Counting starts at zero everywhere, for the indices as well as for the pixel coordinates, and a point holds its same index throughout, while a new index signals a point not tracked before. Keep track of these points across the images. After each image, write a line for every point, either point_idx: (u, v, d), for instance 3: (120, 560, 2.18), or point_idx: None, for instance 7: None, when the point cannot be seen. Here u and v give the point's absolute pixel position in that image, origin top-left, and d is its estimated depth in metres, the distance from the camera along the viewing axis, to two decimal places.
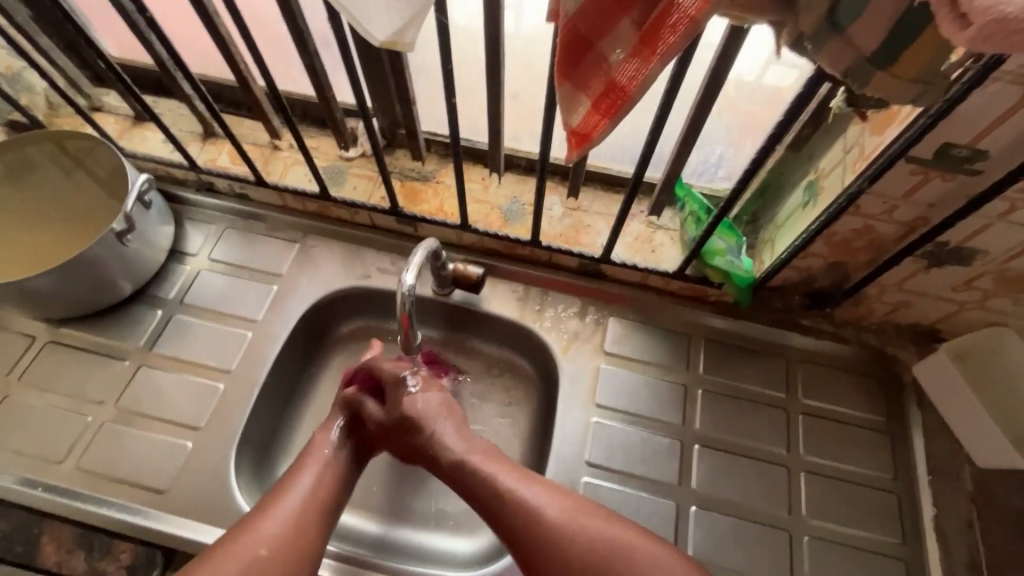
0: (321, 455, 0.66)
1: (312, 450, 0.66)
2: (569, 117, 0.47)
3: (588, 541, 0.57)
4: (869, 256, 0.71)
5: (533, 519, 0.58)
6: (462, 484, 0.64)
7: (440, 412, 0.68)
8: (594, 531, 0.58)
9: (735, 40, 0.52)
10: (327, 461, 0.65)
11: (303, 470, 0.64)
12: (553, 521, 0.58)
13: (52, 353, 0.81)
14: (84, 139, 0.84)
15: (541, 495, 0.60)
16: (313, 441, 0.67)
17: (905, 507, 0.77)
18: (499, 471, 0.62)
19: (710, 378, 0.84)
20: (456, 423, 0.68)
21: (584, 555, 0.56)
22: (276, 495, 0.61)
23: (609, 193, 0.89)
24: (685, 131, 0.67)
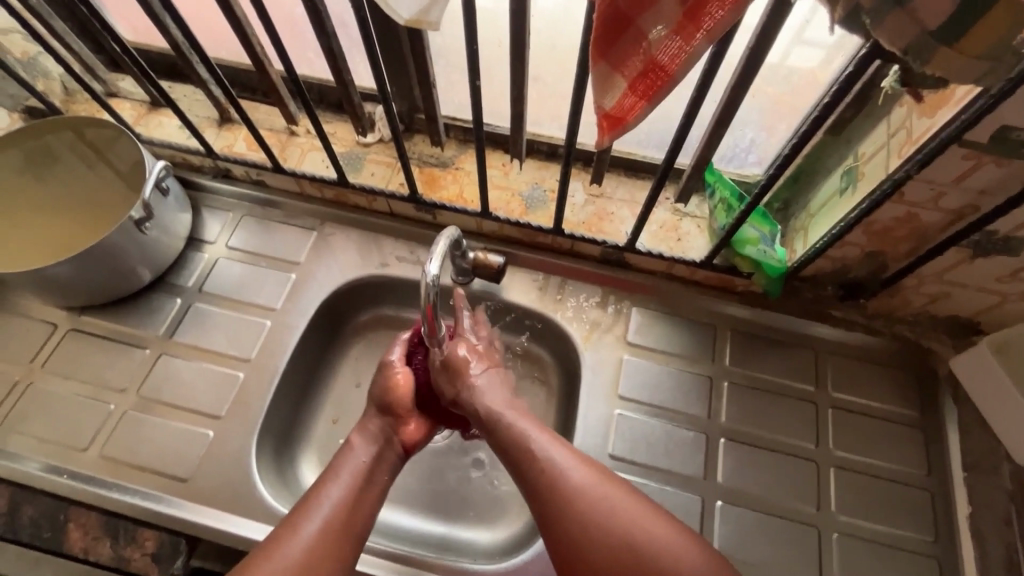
0: (353, 463, 0.65)
1: (347, 459, 0.65)
2: (601, 99, 0.45)
3: (609, 523, 0.55)
4: (909, 246, 0.67)
5: (561, 493, 0.57)
6: (495, 441, 0.65)
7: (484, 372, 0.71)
8: (611, 505, 0.56)
9: (778, 17, 0.48)
10: (358, 469, 0.64)
11: (333, 481, 0.62)
12: (573, 494, 0.57)
13: (73, 340, 0.81)
14: (100, 123, 0.83)
15: (562, 458, 0.60)
16: (347, 448, 0.67)
17: (937, 506, 0.74)
18: (532, 431, 0.63)
19: (737, 370, 0.81)
20: (497, 379, 0.72)
21: (606, 537, 0.55)
22: (303, 508, 0.59)
23: (633, 180, 0.87)
24: (717, 116, 0.63)
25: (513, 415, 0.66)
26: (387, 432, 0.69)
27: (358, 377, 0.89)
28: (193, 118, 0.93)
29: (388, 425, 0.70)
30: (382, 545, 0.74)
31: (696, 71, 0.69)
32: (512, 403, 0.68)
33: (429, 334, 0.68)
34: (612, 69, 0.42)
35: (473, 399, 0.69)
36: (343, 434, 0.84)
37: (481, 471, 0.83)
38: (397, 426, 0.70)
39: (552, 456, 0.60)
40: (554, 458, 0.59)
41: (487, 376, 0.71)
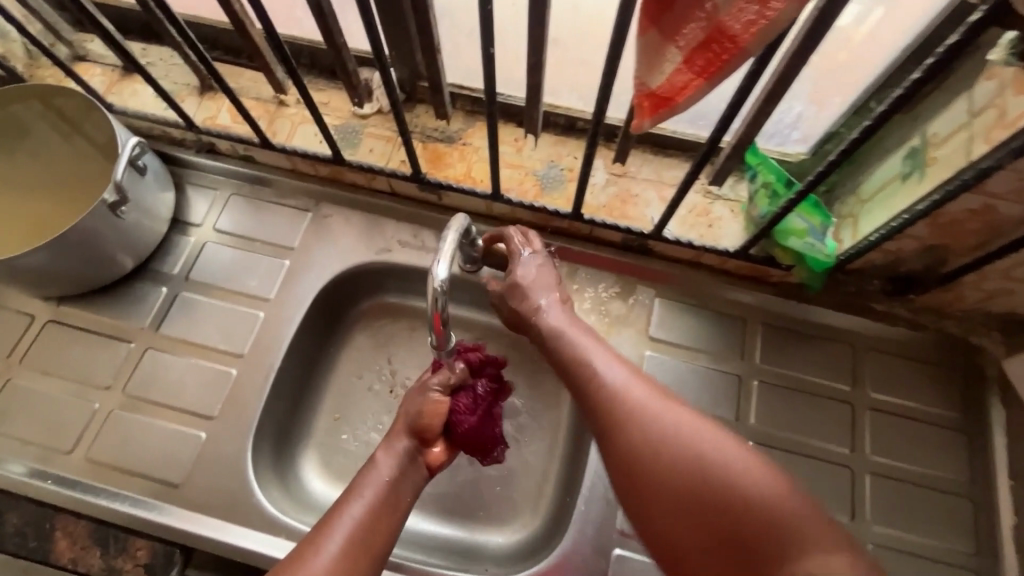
0: (378, 483, 0.57)
1: (367, 479, 0.57)
2: (647, 74, 0.37)
3: (670, 449, 0.46)
4: (977, 241, 0.60)
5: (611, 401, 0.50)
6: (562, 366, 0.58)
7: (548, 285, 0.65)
8: (678, 429, 0.47)
9: None
10: (383, 489, 0.57)
11: (356, 498, 0.55)
12: (634, 426, 0.48)
13: (53, 333, 0.75)
14: (66, 91, 0.75)
15: (620, 377, 0.52)
16: (372, 464, 0.59)
17: (980, 516, 0.70)
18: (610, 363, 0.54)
19: (767, 368, 0.75)
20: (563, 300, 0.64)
21: (668, 458, 0.46)
22: (322, 529, 0.53)
23: (660, 157, 0.78)
24: (768, 89, 0.54)
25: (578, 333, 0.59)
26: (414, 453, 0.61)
27: (360, 369, 0.82)
28: (171, 85, 0.84)
29: (409, 445, 0.61)
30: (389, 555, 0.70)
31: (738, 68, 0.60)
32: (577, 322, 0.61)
33: (438, 345, 0.60)
34: (664, 37, 0.34)
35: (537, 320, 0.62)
36: (346, 429, 0.79)
37: (494, 472, 0.78)
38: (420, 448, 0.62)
39: (612, 378, 0.52)
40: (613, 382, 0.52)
41: (546, 288, 0.64)
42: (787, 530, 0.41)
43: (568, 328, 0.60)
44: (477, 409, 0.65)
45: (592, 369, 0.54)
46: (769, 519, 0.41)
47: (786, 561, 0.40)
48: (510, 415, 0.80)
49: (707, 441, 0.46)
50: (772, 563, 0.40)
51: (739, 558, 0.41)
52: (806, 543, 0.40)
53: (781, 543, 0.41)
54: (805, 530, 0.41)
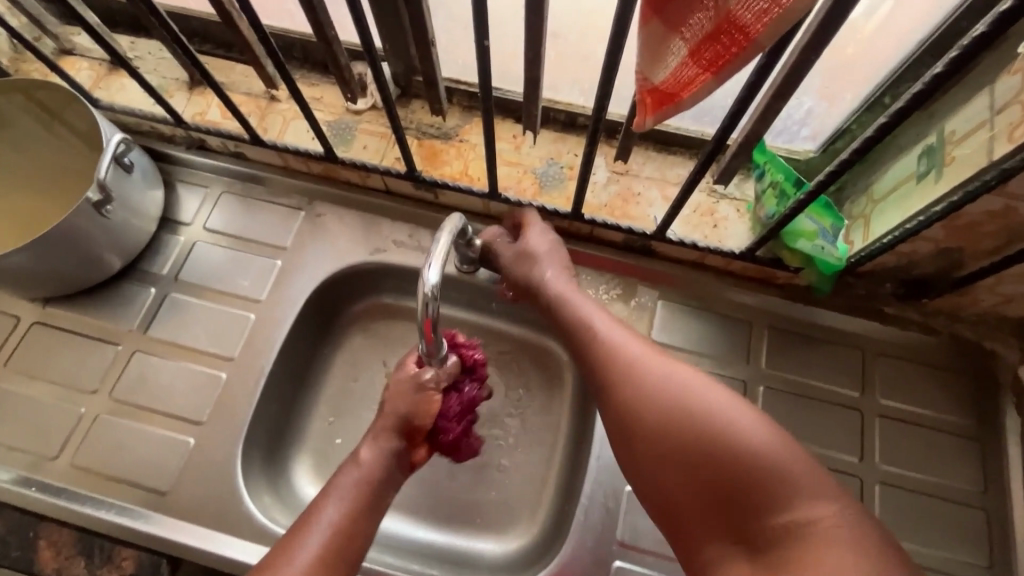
0: (355, 483, 0.54)
1: (339, 478, 0.55)
2: (650, 68, 0.35)
3: (667, 405, 0.49)
4: (995, 244, 0.57)
5: (616, 364, 0.54)
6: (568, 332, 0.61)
7: (547, 255, 0.67)
8: (676, 384, 0.50)
9: None
10: (361, 489, 0.54)
11: (331, 499, 0.53)
12: (636, 382, 0.52)
13: (39, 335, 0.74)
14: (50, 85, 0.72)
15: (624, 340, 0.56)
16: (350, 464, 0.56)
17: (992, 528, 0.67)
18: (615, 330, 0.57)
19: (773, 374, 0.73)
20: (562, 266, 0.66)
21: (666, 411, 0.49)
22: (298, 532, 0.50)
23: (663, 155, 0.76)
24: (779, 83, 0.51)
25: (584, 302, 0.62)
26: (399, 452, 0.58)
27: (355, 372, 0.80)
28: (159, 80, 0.81)
29: (396, 446, 0.58)
30: (382, 565, 0.68)
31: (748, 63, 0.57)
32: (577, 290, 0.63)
33: (428, 353, 0.59)
34: (669, 28, 0.32)
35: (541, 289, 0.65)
36: (340, 434, 0.77)
37: (491, 479, 0.76)
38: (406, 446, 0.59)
39: (616, 341, 0.56)
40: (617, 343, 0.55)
41: (546, 258, 0.66)
42: (778, 477, 0.44)
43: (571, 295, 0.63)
44: (464, 417, 0.64)
45: (597, 332, 0.58)
46: (760, 466, 0.44)
47: (774, 504, 0.43)
48: (508, 421, 0.78)
49: (703, 395, 0.49)
50: (763, 506, 0.43)
51: (731, 504, 0.44)
52: (792, 493, 0.43)
53: (771, 489, 0.43)
54: (794, 475, 0.44)
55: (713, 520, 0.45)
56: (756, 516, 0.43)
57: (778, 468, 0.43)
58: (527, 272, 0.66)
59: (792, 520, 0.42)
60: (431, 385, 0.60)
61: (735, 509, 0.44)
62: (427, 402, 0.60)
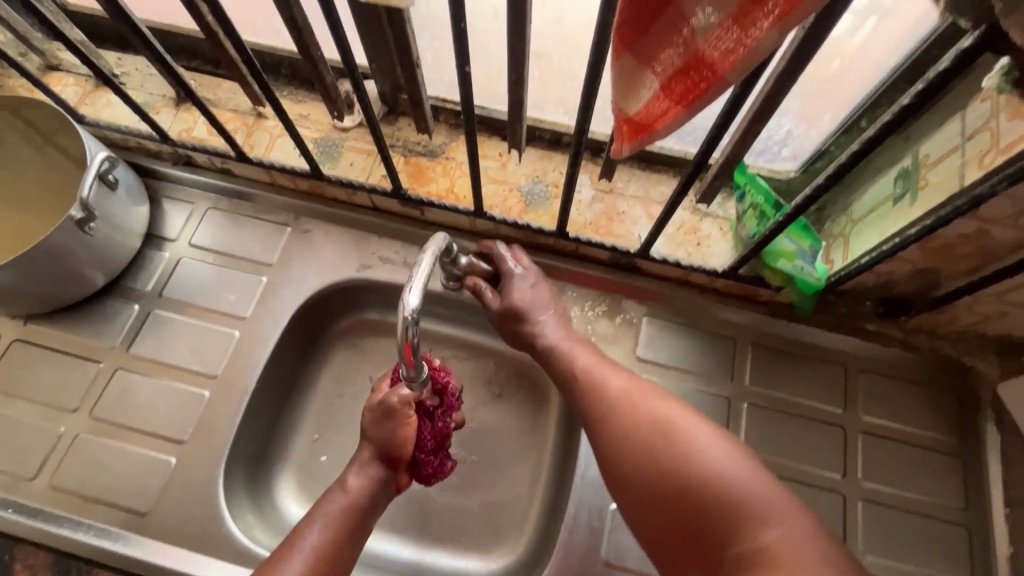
0: (339, 508, 0.56)
1: (323, 502, 0.57)
2: (625, 98, 0.35)
3: (647, 438, 0.51)
4: (969, 265, 0.58)
5: (602, 399, 0.56)
6: (559, 374, 0.63)
7: (544, 303, 0.68)
8: (655, 418, 0.52)
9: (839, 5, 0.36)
10: (344, 516, 0.56)
11: (314, 523, 0.55)
12: (617, 416, 0.54)
13: (19, 352, 0.73)
14: (35, 102, 0.72)
15: (609, 377, 0.59)
16: (337, 487, 0.58)
17: (973, 545, 0.68)
18: (605, 371, 0.59)
19: (757, 391, 0.73)
20: (560, 316, 0.68)
21: (644, 445, 0.51)
22: (281, 552, 0.52)
23: (648, 173, 0.77)
24: (757, 108, 0.52)
25: (579, 349, 0.63)
26: (387, 479, 0.60)
27: (340, 388, 0.80)
28: (146, 96, 0.81)
29: (378, 471, 0.59)
30: None
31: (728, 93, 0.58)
32: (576, 339, 0.66)
33: (408, 376, 0.56)
34: (640, 63, 0.33)
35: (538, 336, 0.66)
36: (325, 451, 0.77)
37: (477, 496, 0.75)
38: (392, 473, 0.61)
39: (603, 377, 0.59)
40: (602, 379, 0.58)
41: (543, 306, 0.68)
42: (747, 510, 0.44)
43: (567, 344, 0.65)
44: (441, 450, 0.64)
45: (584, 369, 0.60)
46: (729, 499, 0.45)
47: (742, 533, 0.43)
48: (494, 438, 0.78)
49: (681, 430, 0.50)
50: (727, 534, 0.44)
51: (697, 533, 0.45)
52: (759, 525, 0.43)
53: (738, 519, 0.44)
54: (759, 505, 0.44)
55: (683, 549, 0.46)
56: (720, 545, 0.44)
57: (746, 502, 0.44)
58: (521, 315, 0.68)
59: (753, 550, 0.42)
60: (406, 412, 0.59)
61: (701, 539, 0.45)
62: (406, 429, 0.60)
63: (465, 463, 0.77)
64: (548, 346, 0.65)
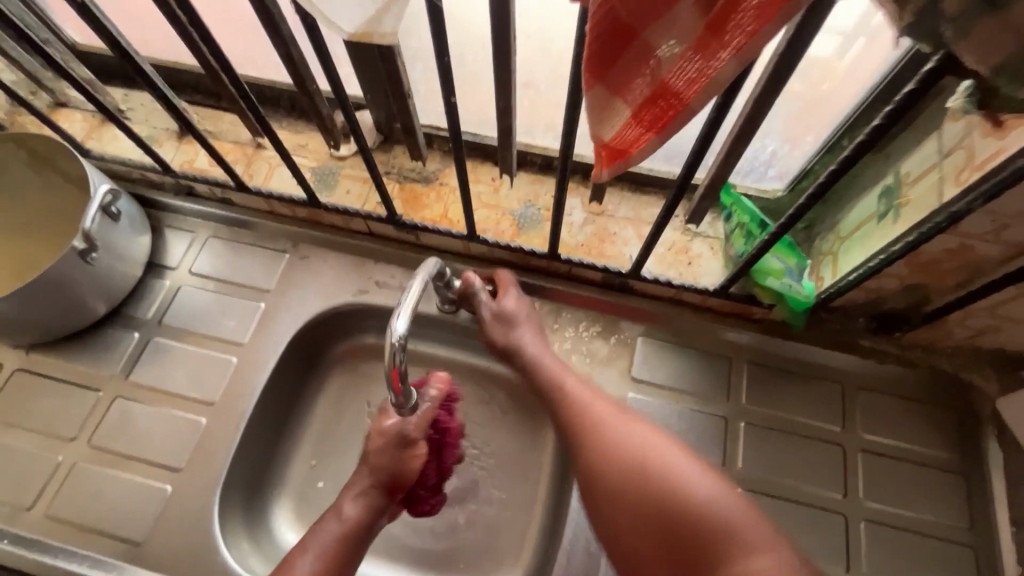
0: (331, 534, 0.56)
1: (317, 528, 0.57)
2: (598, 128, 0.36)
3: (623, 457, 0.53)
4: (958, 280, 0.58)
5: (578, 418, 0.58)
6: (539, 389, 0.65)
7: (521, 320, 0.69)
8: (633, 439, 0.54)
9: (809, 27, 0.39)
10: (337, 542, 0.56)
11: (305, 551, 0.55)
12: (599, 438, 0.55)
13: (20, 384, 0.74)
14: (43, 140, 0.75)
15: (586, 397, 0.60)
16: (329, 513, 0.58)
17: (982, 564, 0.66)
18: (581, 393, 0.61)
19: (754, 410, 0.73)
20: (536, 329, 0.69)
21: (622, 463, 0.53)
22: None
23: (638, 195, 0.78)
24: (734, 133, 0.54)
25: (556, 366, 0.65)
26: (383, 503, 0.59)
27: (337, 413, 0.80)
28: (150, 130, 0.84)
29: (375, 495, 0.59)
30: None
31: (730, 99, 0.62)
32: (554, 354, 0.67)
33: (398, 403, 0.58)
34: (612, 94, 0.34)
35: (518, 352, 0.67)
36: (321, 477, 0.76)
37: (474, 522, 0.75)
38: (390, 494, 0.60)
39: (581, 397, 0.60)
40: (581, 400, 0.59)
41: (521, 320, 0.69)
42: (725, 532, 0.46)
43: (545, 358, 0.66)
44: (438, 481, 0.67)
45: (564, 392, 0.62)
46: (709, 520, 0.47)
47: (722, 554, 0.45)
48: (490, 463, 0.78)
49: (656, 452, 0.53)
50: (706, 557, 0.46)
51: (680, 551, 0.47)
52: (739, 545, 0.45)
53: (717, 543, 0.46)
54: (740, 529, 0.46)
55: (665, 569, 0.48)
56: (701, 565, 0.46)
57: (725, 522, 0.46)
58: (505, 335, 0.69)
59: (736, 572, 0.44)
60: (399, 440, 0.60)
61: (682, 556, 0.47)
62: (411, 458, 0.60)
63: (463, 487, 0.76)
64: (528, 361, 0.66)
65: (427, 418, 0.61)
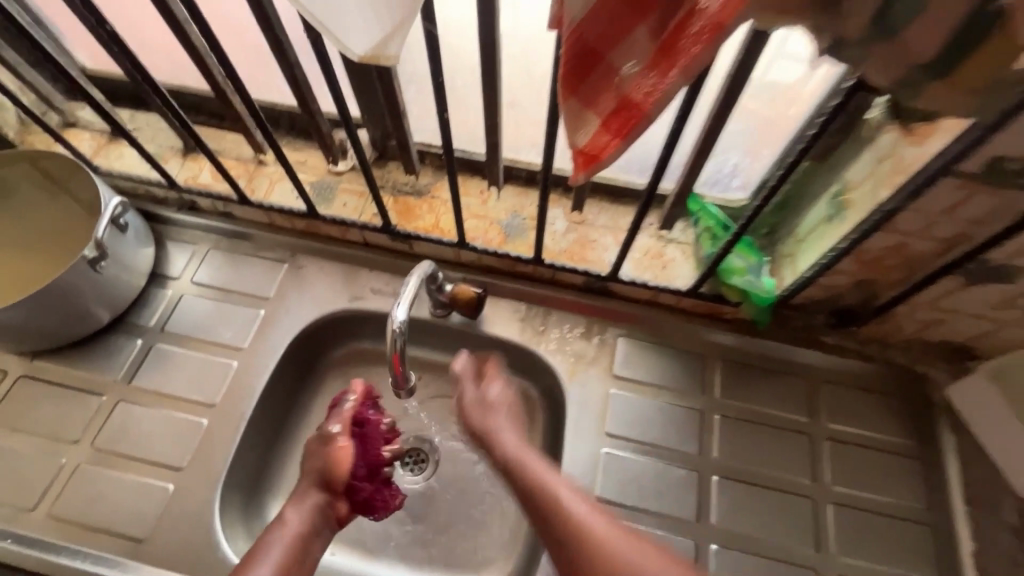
0: (286, 534, 0.59)
1: (272, 532, 0.60)
2: (574, 136, 0.42)
3: None
4: (901, 275, 0.65)
5: (572, 529, 0.55)
6: (517, 491, 0.60)
7: (499, 413, 0.69)
8: (638, 561, 0.52)
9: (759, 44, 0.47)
10: (297, 538, 0.59)
11: (263, 553, 0.57)
12: (602, 556, 0.52)
13: (24, 389, 0.76)
14: (55, 158, 0.80)
15: (581, 509, 0.56)
16: (282, 514, 0.61)
17: (939, 541, 0.71)
18: (571, 498, 0.57)
19: (727, 402, 0.78)
20: (511, 418, 0.69)
21: None
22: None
23: (615, 205, 0.84)
24: (699, 144, 0.61)
25: (538, 463, 0.62)
26: (323, 505, 0.63)
27: None
28: (156, 148, 0.89)
29: (317, 496, 0.63)
30: None
31: (671, 106, 0.66)
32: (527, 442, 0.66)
33: (398, 386, 0.62)
34: (584, 105, 0.40)
35: (495, 444, 0.66)
36: None
37: (466, 516, 0.78)
38: (331, 497, 0.63)
39: (581, 515, 0.56)
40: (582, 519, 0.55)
41: (501, 412, 0.69)
42: None
43: (525, 455, 0.63)
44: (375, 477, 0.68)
45: (555, 499, 0.57)
46: None
47: None
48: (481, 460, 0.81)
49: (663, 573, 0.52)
50: None
51: None
52: None
53: None
54: None
55: None
56: None
57: None
58: (483, 420, 0.69)
59: None
60: (325, 441, 0.65)
61: None
62: (335, 452, 0.64)
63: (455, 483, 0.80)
64: (509, 456, 0.64)
65: (344, 421, 0.67)
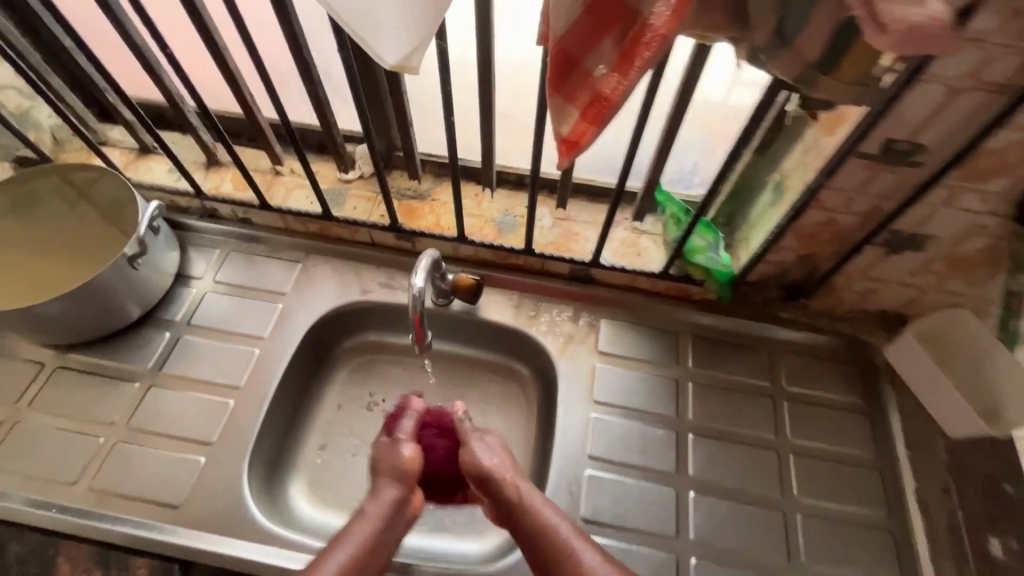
0: (364, 531, 0.62)
1: (352, 526, 0.63)
2: (559, 126, 0.53)
3: None
4: (834, 248, 0.77)
5: None
6: (523, 533, 0.64)
7: (498, 456, 0.71)
8: None
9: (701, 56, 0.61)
10: (373, 537, 0.62)
11: (342, 543, 0.61)
12: None
13: (61, 378, 0.83)
14: (89, 168, 0.88)
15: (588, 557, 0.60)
16: (365, 509, 0.65)
17: (886, 481, 0.82)
18: (579, 546, 0.61)
19: (699, 371, 0.89)
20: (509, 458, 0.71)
21: None
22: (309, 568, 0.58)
23: (594, 204, 0.96)
24: (663, 138, 0.75)
25: (545, 506, 0.65)
26: (399, 500, 0.66)
27: (346, 399, 0.92)
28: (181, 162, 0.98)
29: (394, 491, 0.67)
30: None
31: (632, 109, 0.79)
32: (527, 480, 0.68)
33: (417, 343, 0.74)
34: (566, 100, 0.51)
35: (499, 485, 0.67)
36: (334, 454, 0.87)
37: None
38: (407, 495, 0.67)
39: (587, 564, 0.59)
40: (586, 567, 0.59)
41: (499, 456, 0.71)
42: None
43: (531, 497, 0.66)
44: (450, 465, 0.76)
45: (563, 545, 0.61)
46: None
47: None
48: None
49: None
50: None
51: None
52: None
53: None
54: None
55: None
56: None
57: None
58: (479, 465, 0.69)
59: None
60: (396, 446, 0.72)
61: None
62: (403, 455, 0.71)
63: None
64: (513, 499, 0.66)
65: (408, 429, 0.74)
